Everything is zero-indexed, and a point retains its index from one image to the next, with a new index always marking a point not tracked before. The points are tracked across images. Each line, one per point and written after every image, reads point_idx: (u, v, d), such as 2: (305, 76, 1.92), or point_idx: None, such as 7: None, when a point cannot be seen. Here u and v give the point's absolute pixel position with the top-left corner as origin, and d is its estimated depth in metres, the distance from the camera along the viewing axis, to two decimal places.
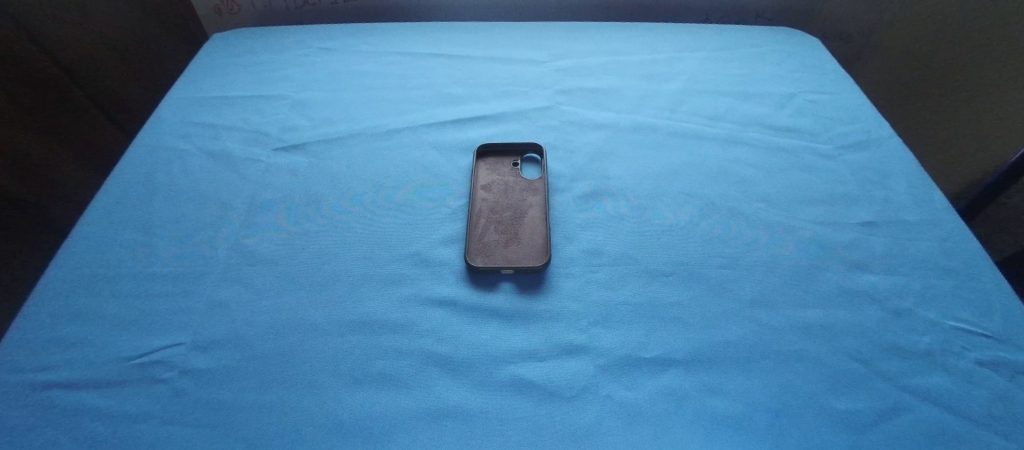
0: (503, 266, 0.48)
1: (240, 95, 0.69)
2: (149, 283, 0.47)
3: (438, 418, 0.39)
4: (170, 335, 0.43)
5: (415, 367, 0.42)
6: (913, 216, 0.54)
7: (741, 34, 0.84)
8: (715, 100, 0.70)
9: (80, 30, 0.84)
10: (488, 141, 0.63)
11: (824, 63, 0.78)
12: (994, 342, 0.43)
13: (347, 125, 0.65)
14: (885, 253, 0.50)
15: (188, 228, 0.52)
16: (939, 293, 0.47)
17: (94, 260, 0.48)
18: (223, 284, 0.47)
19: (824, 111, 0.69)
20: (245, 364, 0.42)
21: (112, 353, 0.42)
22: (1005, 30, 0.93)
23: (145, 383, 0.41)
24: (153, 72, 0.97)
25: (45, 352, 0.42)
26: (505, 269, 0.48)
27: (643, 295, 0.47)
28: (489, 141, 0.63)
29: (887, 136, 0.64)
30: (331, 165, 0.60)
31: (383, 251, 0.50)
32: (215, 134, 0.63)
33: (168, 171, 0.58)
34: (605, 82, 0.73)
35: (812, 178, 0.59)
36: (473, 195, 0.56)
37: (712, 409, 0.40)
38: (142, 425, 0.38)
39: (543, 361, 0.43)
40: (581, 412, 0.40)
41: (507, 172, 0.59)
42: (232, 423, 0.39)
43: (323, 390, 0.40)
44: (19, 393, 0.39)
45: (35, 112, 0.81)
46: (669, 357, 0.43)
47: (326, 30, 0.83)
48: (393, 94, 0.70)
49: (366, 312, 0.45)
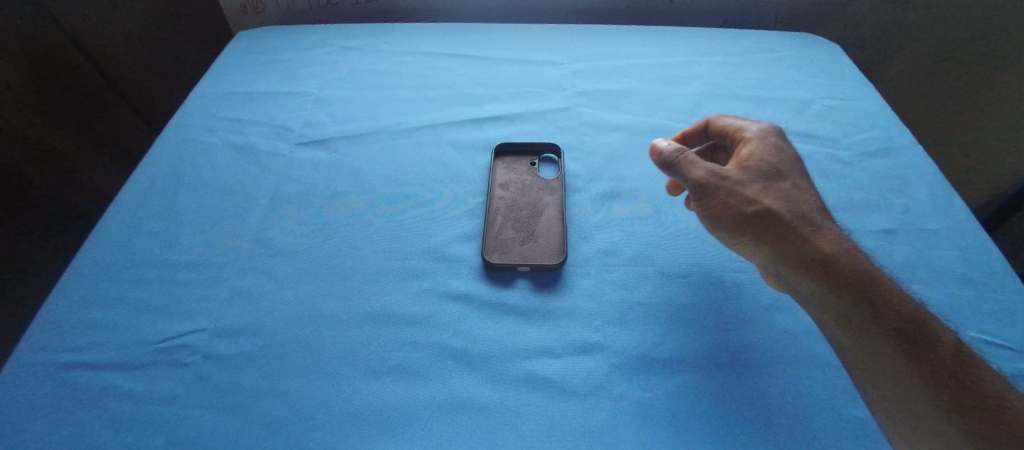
0: (520, 264, 0.49)
1: (264, 91, 0.71)
2: (173, 270, 0.48)
3: (452, 411, 0.40)
4: (193, 321, 0.45)
5: (431, 359, 0.43)
6: (933, 224, 0.54)
7: (761, 38, 0.84)
8: (735, 104, 0.70)
9: (108, 23, 0.86)
10: (505, 141, 0.64)
11: (844, 69, 0.78)
12: (1015, 352, 0.43)
13: (367, 122, 0.66)
14: (904, 262, 0.50)
15: (213, 218, 0.53)
16: (959, 302, 0.46)
17: (122, 247, 0.50)
18: (245, 273, 0.48)
19: (843, 118, 0.68)
20: (265, 351, 0.43)
21: (138, 337, 0.43)
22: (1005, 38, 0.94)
23: (168, 367, 0.42)
24: (177, 66, 0.99)
25: (74, 334, 0.43)
26: (521, 267, 0.49)
27: (657, 295, 0.48)
28: (507, 141, 0.64)
29: (907, 144, 0.64)
30: (351, 161, 0.61)
31: (402, 246, 0.51)
32: (240, 128, 0.65)
33: (194, 163, 0.59)
34: (623, 85, 0.73)
35: (830, 184, 0.59)
36: (490, 193, 0.57)
37: (725, 411, 0.40)
38: (164, 407, 0.40)
39: (557, 358, 0.43)
40: (594, 410, 0.40)
41: (524, 172, 0.60)
42: (252, 409, 0.40)
43: (342, 379, 0.41)
44: (49, 373, 0.41)
45: (65, 105, 0.84)
46: (684, 358, 0.43)
47: (347, 29, 0.84)
48: (413, 93, 0.71)
49: (384, 304, 0.46)
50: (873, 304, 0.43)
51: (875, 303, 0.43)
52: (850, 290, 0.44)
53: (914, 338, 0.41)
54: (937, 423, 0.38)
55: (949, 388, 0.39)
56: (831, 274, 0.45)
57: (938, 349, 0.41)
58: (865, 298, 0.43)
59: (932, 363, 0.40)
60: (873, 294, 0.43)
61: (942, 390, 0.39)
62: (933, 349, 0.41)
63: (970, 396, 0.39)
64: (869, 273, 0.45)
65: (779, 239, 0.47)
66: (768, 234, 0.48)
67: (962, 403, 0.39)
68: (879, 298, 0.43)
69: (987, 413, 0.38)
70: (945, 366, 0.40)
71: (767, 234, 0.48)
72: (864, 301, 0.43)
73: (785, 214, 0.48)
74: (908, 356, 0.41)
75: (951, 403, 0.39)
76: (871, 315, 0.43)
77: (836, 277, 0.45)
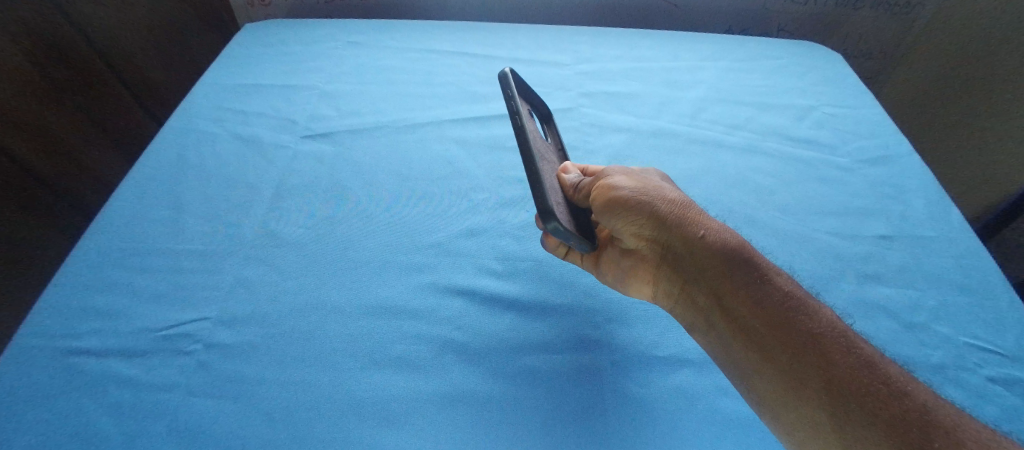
0: (578, 240, 0.45)
1: (271, 83, 0.71)
2: (178, 259, 0.49)
3: (453, 403, 0.40)
4: (195, 309, 0.45)
5: (431, 352, 0.43)
6: (927, 231, 0.55)
7: (764, 46, 0.85)
8: (738, 109, 0.71)
9: (109, 12, 0.86)
10: (509, 73, 0.56)
11: (845, 78, 0.79)
12: (1005, 359, 0.43)
13: (373, 117, 0.67)
14: (899, 267, 0.51)
15: (218, 208, 0.54)
16: (951, 309, 0.47)
17: (126, 235, 0.50)
18: (248, 264, 0.48)
19: (844, 125, 0.69)
20: (268, 340, 0.43)
21: (139, 324, 0.43)
22: (999, 54, 0.94)
23: (170, 355, 0.42)
24: (176, 57, 1.00)
25: (75, 320, 0.43)
26: (577, 243, 0.45)
27: (581, 303, 0.48)
28: (509, 75, 0.56)
29: (906, 153, 0.65)
30: (355, 154, 0.61)
31: (406, 239, 0.52)
32: (247, 119, 0.65)
33: (200, 153, 0.60)
34: (628, 87, 0.74)
35: (828, 190, 0.60)
36: (522, 130, 0.47)
37: (723, 409, 0.41)
38: (165, 394, 0.39)
39: (556, 353, 0.44)
40: (593, 405, 0.41)
41: (529, 119, 0.54)
42: (255, 397, 0.40)
43: (345, 371, 0.42)
44: (49, 358, 0.41)
45: (68, 92, 0.83)
46: (682, 357, 0.44)
47: (355, 25, 0.85)
48: (419, 89, 0.72)
49: (386, 297, 0.47)
50: (768, 285, 0.41)
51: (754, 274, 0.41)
52: (720, 260, 0.42)
53: (800, 310, 0.39)
54: (848, 404, 0.34)
55: (787, 349, 0.37)
56: (718, 252, 0.43)
57: (823, 317, 0.39)
58: (744, 270, 0.42)
59: (817, 331, 0.38)
60: (752, 267, 0.42)
61: (835, 357, 0.36)
62: (817, 318, 0.38)
63: (837, 343, 0.37)
64: (750, 253, 0.43)
65: (659, 221, 0.45)
66: (661, 218, 0.45)
67: (838, 360, 0.36)
68: (765, 275, 0.41)
69: (871, 372, 0.35)
70: (820, 322, 0.38)
71: (647, 214, 0.46)
72: (734, 265, 0.42)
73: (670, 199, 0.46)
74: (801, 326, 0.38)
75: (783, 364, 0.37)
76: (774, 298, 0.40)
77: (722, 254, 0.43)
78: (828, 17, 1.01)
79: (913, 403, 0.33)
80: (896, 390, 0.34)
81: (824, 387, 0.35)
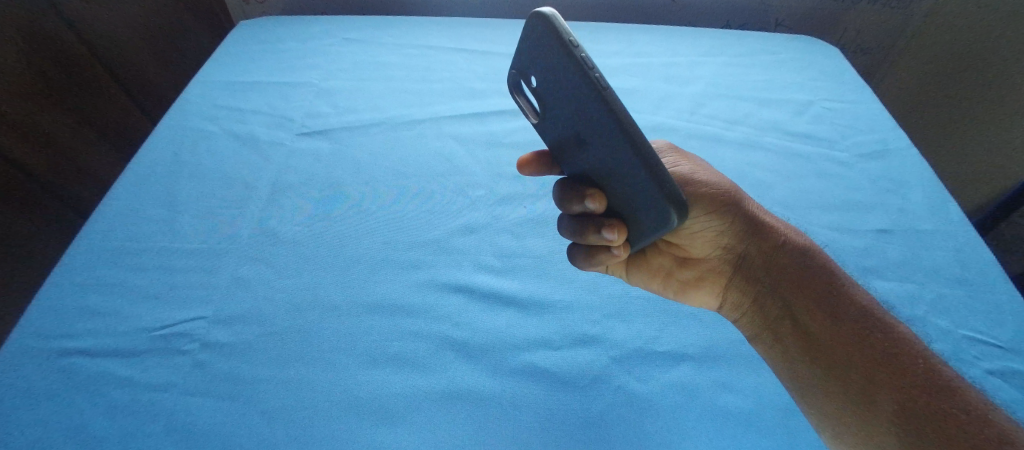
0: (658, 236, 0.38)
1: (266, 81, 0.71)
2: (174, 258, 0.48)
3: (450, 401, 0.40)
4: (193, 308, 0.44)
5: (429, 349, 0.43)
6: (925, 225, 0.54)
7: (762, 41, 0.84)
8: (737, 104, 0.71)
9: (104, 11, 0.87)
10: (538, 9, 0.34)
11: (844, 72, 0.78)
12: (1005, 351, 0.43)
13: (371, 114, 0.66)
14: (898, 261, 0.51)
15: (214, 206, 0.53)
16: (950, 302, 0.47)
17: (122, 234, 0.50)
18: (245, 262, 0.48)
19: (843, 119, 0.69)
20: (266, 339, 0.43)
21: (136, 324, 0.43)
22: (992, 48, 0.96)
23: (167, 354, 0.41)
24: (169, 56, 1.00)
25: (72, 320, 0.43)
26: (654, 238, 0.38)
27: (580, 300, 0.47)
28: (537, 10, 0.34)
29: (904, 147, 0.65)
30: (352, 152, 0.61)
31: (404, 237, 0.52)
32: (242, 117, 0.65)
33: (195, 151, 0.59)
34: (626, 83, 0.73)
35: (827, 185, 0.59)
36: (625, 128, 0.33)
37: (724, 404, 0.41)
38: (163, 394, 0.39)
39: (556, 350, 0.44)
40: (595, 400, 0.40)
41: (545, 79, 0.37)
42: (255, 396, 0.39)
43: (343, 368, 0.41)
44: (45, 359, 0.40)
45: (64, 92, 0.82)
46: (681, 352, 0.44)
47: (352, 22, 0.84)
48: (417, 86, 0.71)
49: (384, 295, 0.47)
50: (846, 302, 0.40)
51: (835, 290, 0.41)
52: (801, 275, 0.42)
53: (874, 326, 0.38)
54: (911, 422, 0.33)
55: (853, 364, 0.37)
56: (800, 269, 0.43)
57: (892, 332, 0.37)
58: (826, 288, 0.41)
59: (885, 349, 0.37)
60: (832, 284, 0.41)
61: (896, 373, 0.35)
62: (885, 332, 0.38)
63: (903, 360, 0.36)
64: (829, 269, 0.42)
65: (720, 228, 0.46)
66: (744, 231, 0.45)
67: (901, 376, 0.35)
68: (843, 292, 0.41)
69: (932, 388, 0.34)
70: (893, 338, 0.37)
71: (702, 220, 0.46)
72: (816, 283, 0.41)
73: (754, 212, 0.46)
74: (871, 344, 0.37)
75: (845, 383, 0.37)
76: (853, 315, 0.39)
77: (803, 270, 0.43)
78: (825, 12, 1.01)
79: (984, 425, 0.32)
80: (958, 407, 0.33)
81: (895, 408, 0.34)
